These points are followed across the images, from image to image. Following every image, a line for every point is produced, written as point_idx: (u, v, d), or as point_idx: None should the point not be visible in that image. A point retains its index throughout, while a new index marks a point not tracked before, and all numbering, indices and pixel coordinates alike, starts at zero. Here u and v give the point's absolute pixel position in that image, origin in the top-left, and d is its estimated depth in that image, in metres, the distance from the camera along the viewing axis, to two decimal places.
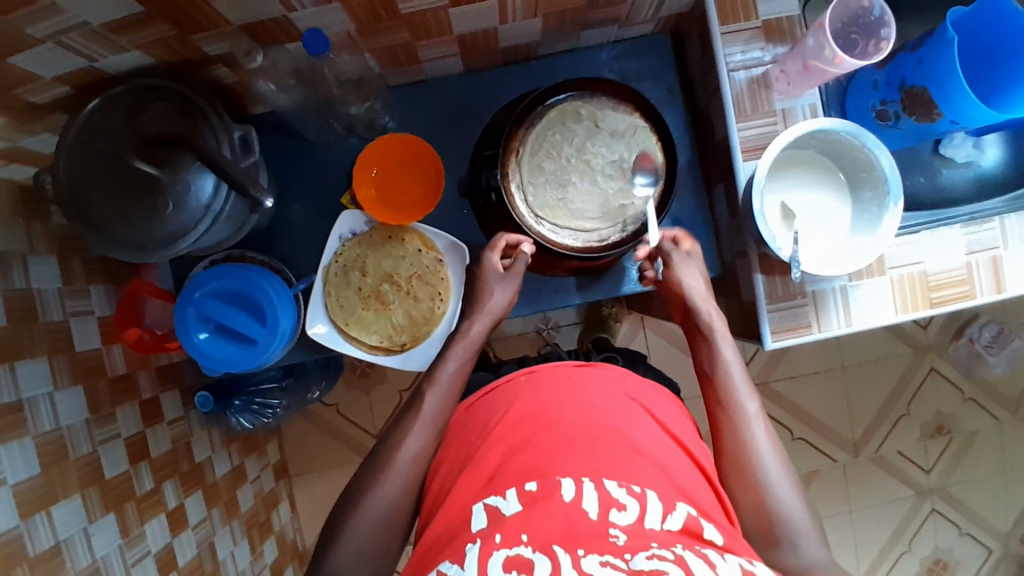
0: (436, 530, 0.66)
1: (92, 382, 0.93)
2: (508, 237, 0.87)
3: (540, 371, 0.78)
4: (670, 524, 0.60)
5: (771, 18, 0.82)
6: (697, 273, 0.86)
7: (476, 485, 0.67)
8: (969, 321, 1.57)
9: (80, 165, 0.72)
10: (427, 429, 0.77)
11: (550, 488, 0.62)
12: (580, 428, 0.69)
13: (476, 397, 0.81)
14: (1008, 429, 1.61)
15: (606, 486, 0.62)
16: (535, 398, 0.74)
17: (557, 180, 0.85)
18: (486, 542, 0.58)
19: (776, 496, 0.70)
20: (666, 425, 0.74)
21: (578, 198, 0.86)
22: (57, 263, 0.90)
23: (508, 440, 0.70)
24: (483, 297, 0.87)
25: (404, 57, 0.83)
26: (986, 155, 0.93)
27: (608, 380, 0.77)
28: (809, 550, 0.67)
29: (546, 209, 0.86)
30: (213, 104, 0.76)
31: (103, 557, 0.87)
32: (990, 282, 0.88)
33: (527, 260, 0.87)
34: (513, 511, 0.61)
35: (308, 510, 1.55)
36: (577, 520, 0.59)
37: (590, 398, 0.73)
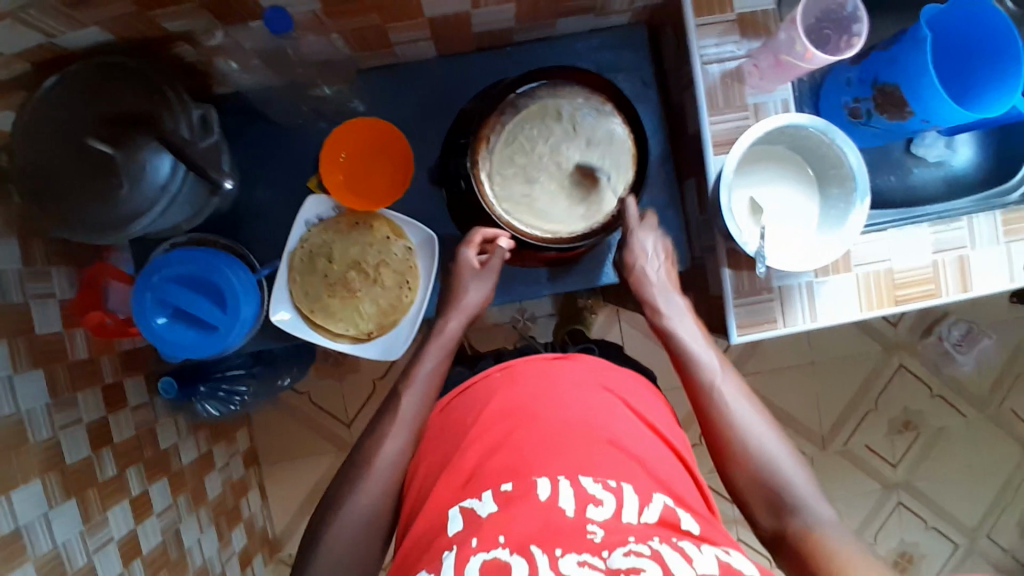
0: (415, 535, 0.64)
1: (53, 366, 0.90)
2: (484, 231, 0.86)
3: (515, 366, 0.76)
4: (647, 516, 0.60)
5: (746, 12, 0.82)
6: (654, 251, 0.87)
7: (453, 486, 0.65)
8: (939, 320, 1.59)
9: (34, 144, 0.70)
10: (404, 431, 0.75)
11: (526, 488, 0.61)
12: (556, 423, 0.67)
13: (451, 395, 0.79)
14: (974, 427, 1.64)
15: (582, 483, 0.61)
16: (509, 394, 0.72)
17: (525, 176, 0.84)
18: (463, 548, 0.57)
19: (767, 462, 0.71)
20: (642, 413, 0.73)
21: (545, 200, 0.84)
22: (18, 244, 0.86)
23: (485, 439, 0.68)
24: (458, 294, 0.86)
25: (373, 40, 0.82)
26: (957, 155, 0.94)
27: (582, 371, 0.75)
28: (812, 507, 0.68)
29: (511, 203, 0.84)
30: (172, 85, 0.74)
31: (64, 543, 0.85)
32: (956, 280, 0.89)
33: (504, 255, 0.85)
34: (490, 513, 0.60)
35: (279, 499, 1.53)
36: (555, 519, 0.58)
37: (564, 392, 0.71)
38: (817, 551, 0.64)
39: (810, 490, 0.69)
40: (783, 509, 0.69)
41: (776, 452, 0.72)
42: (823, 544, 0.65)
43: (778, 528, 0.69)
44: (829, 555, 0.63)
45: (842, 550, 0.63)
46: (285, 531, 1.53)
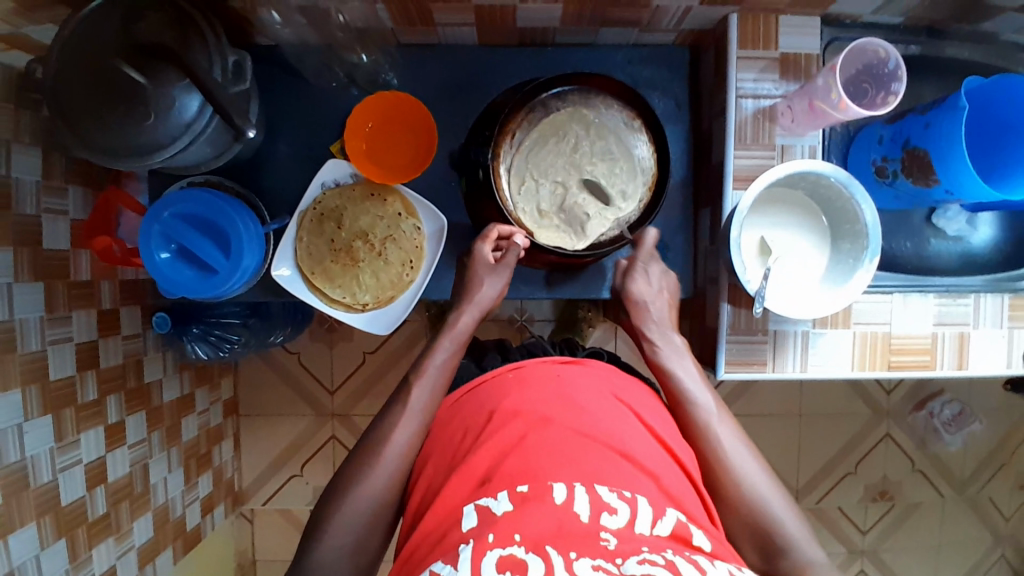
0: (425, 528, 0.63)
1: (53, 282, 0.92)
2: (501, 228, 0.85)
3: (526, 368, 0.76)
4: (660, 529, 0.58)
5: (790, 52, 0.82)
6: (656, 282, 0.89)
7: (467, 485, 0.63)
8: (933, 395, 1.58)
9: (67, 62, 0.72)
10: (413, 423, 0.74)
11: (541, 490, 0.59)
12: (571, 430, 0.66)
13: (461, 393, 0.77)
14: (950, 507, 1.62)
15: (597, 490, 0.59)
16: (523, 396, 0.70)
17: (554, 154, 0.85)
18: (479, 542, 0.56)
19: (756, 495, 0.71)
20: (654, 429, 0.71)
21: (546, 175, 0.85)
22: (40, 156, 0.89)
23: (499, 441, 0.66)
24: (472, 288, 0.85)
25: (418, 17, 0.82)
26: (977, 233, 0.93)
27: (597, 382, 0.74)
28: (804, 549, 0.68)
29: (523, 162, 0.85)
30: (211, 24, 0.74)
31: (33, 457, 0.87)
32: (953, 357, 0.88)
33: (519, 253, 0.85)
34: (504, 511, 0.58)
35: (251, 453, 1.54)
36: (570, 523, 0.57)
37: (581, 400, 0.70)
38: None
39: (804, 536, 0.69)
40: (776, 552, 0.69)
41: (769, 497, 0.71)
42: None
43: (770, 568, 0.70)
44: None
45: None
46: (251, 486, 1.54)
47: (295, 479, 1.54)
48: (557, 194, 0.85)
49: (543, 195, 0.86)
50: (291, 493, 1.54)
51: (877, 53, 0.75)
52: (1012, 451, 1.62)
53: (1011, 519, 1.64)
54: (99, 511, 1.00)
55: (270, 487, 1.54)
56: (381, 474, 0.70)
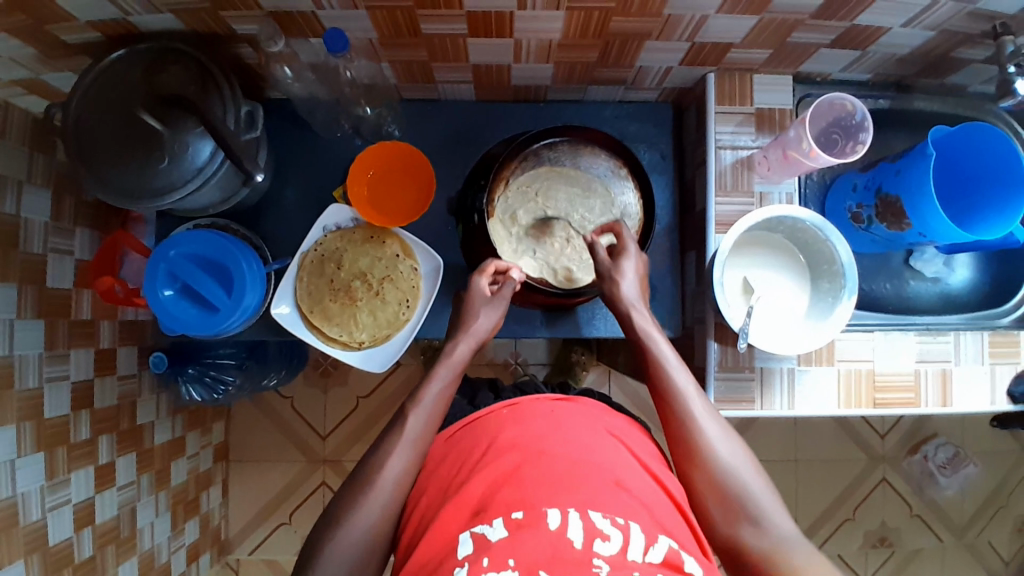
0: (422, 557, 0.64)
1: (55, 320, 0.94)
2: (497, 263, 0.88)
3: (521, 405, 0.77)
4: (652, 556, 0.59)
5: (764, 108, 0.88)
6: (632, 271, 0.86)
7: (462, 514, 0.64)
8: (926, 438, 1.59)
9: (89, 109, 0.77)
10: (408, 448, 0.74)
11: (536, 517, 0.60)
12: (565, 461, 0.67)
13: (457, 428, 0.79)
14: (951, 554, 1.61)
15: (591, 516, 0.60)
16: (521, 428, 0.72)
17: (565, 197, 0.92)
18: (474, 565, 0.58)
19: (728, 468, 0.71)
20: (644, 460, 0.73)
21: (550, 208, 0.91)
22: (50, 198, 0.93)
23: (495, 471, 0.67)
24: (467, 319, 0.86)
25: (419, 74, 0.88)
26: (954, 274, 0.97)
27: (587, 415, 0.76)
28: (774, 519, 0.68)
29: (540, 188, 0.91)
30: (228, 78, 0.79)
31: (23, 493, 0.87)
32: (936, 394, 0.91)
33: (515, 287, 0.87)
34: (499, 538, 0.59)
35: (239, 499, 1.52)
36: (563, 549, 0.58)
37: (575, 433, 0.71)
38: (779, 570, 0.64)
39: (777, 507, 0.69)
40: (748, 520, 0.68)
41: (741, 466, 0.71)
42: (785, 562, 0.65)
43: (742, 544, 0.68)
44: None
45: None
46: (239, 534, 1.51)
47: (283, 527, 1.51)
48: (540, 219, 0.91)
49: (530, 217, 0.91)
50: (280, 541, 1.51)
51: (845, 107, 0.81)
52: (1008, 495, 1.61)
53: (1011, 564, 1.62)
54: (85, 553, 0.98)
55: (258, 535, 1.51)
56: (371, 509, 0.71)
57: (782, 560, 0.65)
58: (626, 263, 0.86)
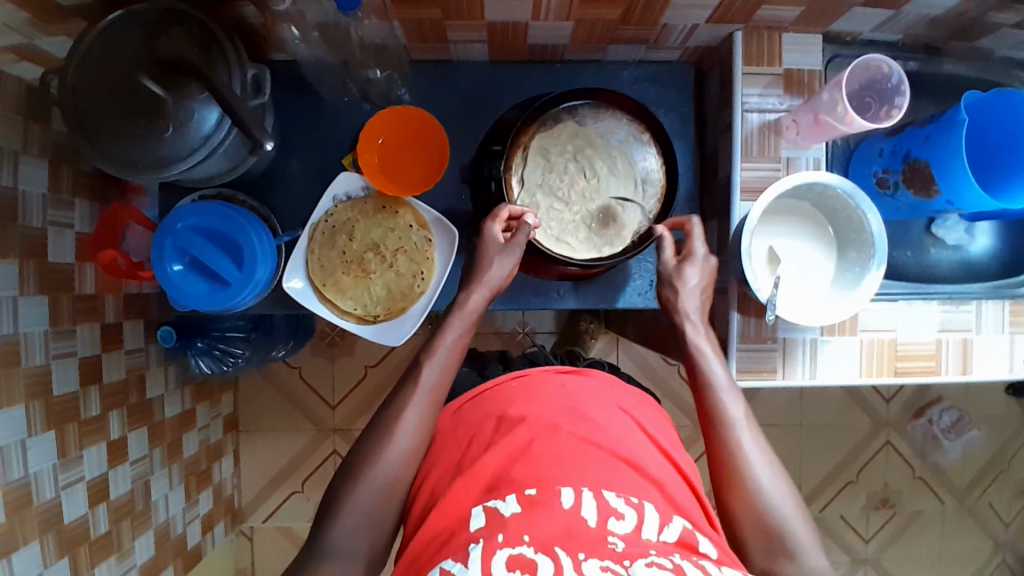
0: (433, 529, 0.64)
1: (58, 295, 0.91)
2: (511, 208, 0.84)
3: (530, 376, 0.76)
4: (667, 535, 0.60)
5: (793, 69, 0.84)
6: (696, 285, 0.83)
7: (475, 490, 0.65)
8: (931, 403, 1.60)
9: (87, 72, 0.72)
10: (422, 399, 0.75)
11: (550, 495, 0.61)
12: (576, 438, 0.67)
13: (465, 399, 0.78)
14: (951, 515, 1.64)
15: (605, 496, 0.61)
16: (532, 401, 0.71)
17: (591, 148, 0.87)
18: (488, 542, 0.57)
19: (770, 502, 0.70)
20: (652, 436, 0.73)
21: (573, 155, 0.87)
22: (47, 169, 0.89)
23: (506, 446, 0.67)
24: (481, 268, 0.83)
25: (432, 34, 0.84)
26: (976, 242, 0.95)
27: (600, 390, 0.76)
28: (812, 560, 0.67)
29: (568, 134, 0.87)
30: (232, 42, 0.75)
31: (35, 473, 0.86)
32: (956, 362, 0.90)
33: (530, 233, 0.82)
34: (513, 513, 0.59)
35: (250, 468, 1.53)
36: (578, 526, 0.58)
37: (589, 410, 0.71)
38: None
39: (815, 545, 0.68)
40: (782, 553, 0.68)
41: (784, 501, 0.70)
42: None
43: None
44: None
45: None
46: (252, 503, 1.52)
47: (296, 495, 1.53)
48: (563, 165, 0.87)
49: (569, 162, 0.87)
50: (292, 510, 1.52)
51: (881, 69, 0.77)
52: (1009, 459, 1.63)
53: (1010, 525, 1.66)
54: (100, 528, 0.99)
55: (270, 503, 1.53)
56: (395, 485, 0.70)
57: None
58: (691, 268, 0.83)
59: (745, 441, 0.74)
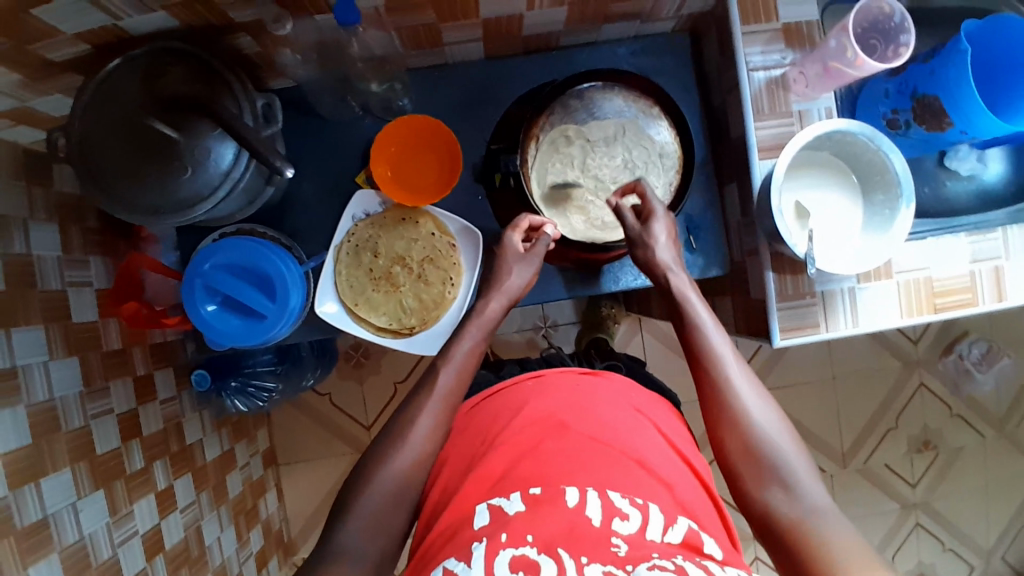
0: (441, 526, 0.65)
1: (87, 354, 0.91)
2: (531, 217, 0.86)
3: (546, 377, 0.78)
4: (671, 537, 0.61)
5: (791, 22, 0.84)
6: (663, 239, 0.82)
7: (483, 487, 0.67)
8: (959, 337, 1.60)
9: (94, 124, 0.72)
10: (436, 406, 0.74)
11: (554, 493, 0.63)
12: (585, 438, 0.69)
13: (479, 399, 0.80)
14: (993, 446, 1.64)
15: (610, 496, 0.62)
16: (543, 401, 0.74)
17: (608, 135, 0.88)
18: (492, 541, 0.59)
19: (762, 434, 0.71)
20: (662, 432, 0.75)
21: (590, 144, 0.88)
22: (58, 231, 0.89)
23: (516, 446, 0.69)
24: (500, 276, 0.84)
25: (428, 38, 0.83)
26: (989, 169, 0.94)
27: (615, 393, 0.77)
28: (809, 489, 0.67)
29: (582, 125, 0.88)
30: (235, 73, 0.76)
31: (90, 534, 0.85)
32: (992, 290, 0.90)
33: (549, 243, 0.85)
34: (517, 512, 0.62)
35: (295, 500, 1.52)
36: (582, 527, 0.60)
37: (603, 411, 0.73)
38: (809, 537, 0.63)
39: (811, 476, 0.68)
40: (778, 483, 0.68)
41: (779, 436, 0.71)
42: (815, 529, 0.63)
43: (768, 509, 0.67)
44: (824, 554, 0.61)
45: (839, 548, 0.61)
46: (301, 534, 1.52)
47: None
48: (580, 154, 0.88)
49: (589, 140, 0.88)
50: None
51: (882, 9, 0.77)
52: None
53: None
54: None
55: (319, 532, 1.52)
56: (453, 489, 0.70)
57: (812, 532, 0.63)
58: (657, 225, 0.82)
59: (738, 381, 0.74)
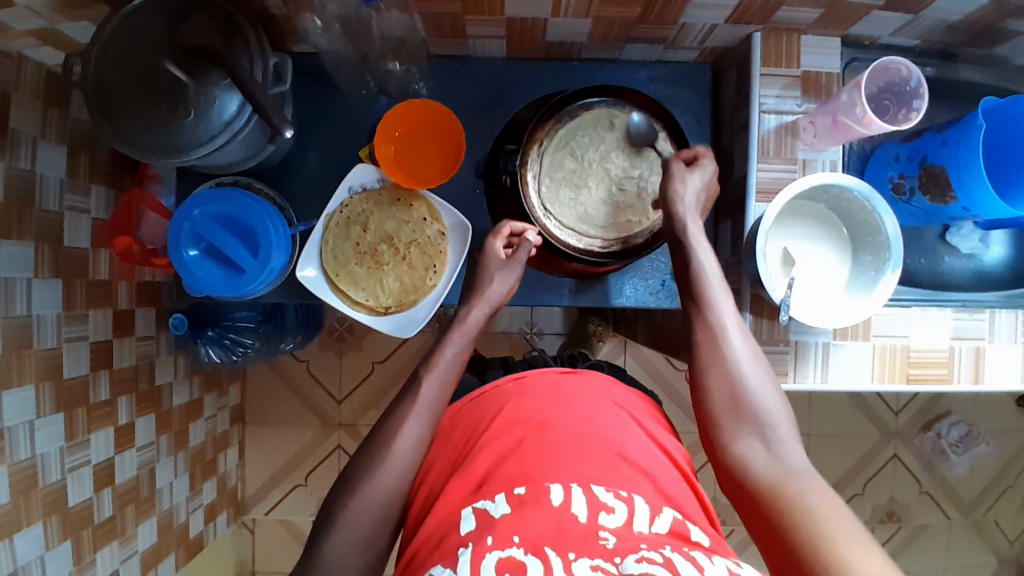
0: (425, 533, 0.64)
1: (72, 280, 0.92)
2: (512, 225, 0.86)
3: (528, 378, 0.77)
4: (659, 526, 0.59)
5: (812, 70, 0.85)
6: (693, 184, 0.82)
7: (467, 487, 0.65)
8: (940, 416, 1.58)
9: (111, 57, 0.74)
10: (425, 415, 0.75)
11: (539, 492, 0.60)
12: (567, 433, 0.67)
13: (465, 401, 0.79)
14: (957, 530, 1.62)
15: (594, 491, 0.60)
16: (522, 402, 0.72)
17: (615, 142, 0.88)
18: (478, 545, 0.56)
19: (747, 386, 0.71)
20: (652, 435, 0.72)
21: (595, 151, 0.87)
22: (66, 155, 0.90)
23: (498, 444, 0.67)
24: (482, 284, 0.85)
25: (451, 29, 0.84)
26: (990, 251, 0.94)
27: (595, 390, 0.75)
28: (785, 446, 0.68)
29: (591, 130, 0.87)
30: (255, 31, 0.77)
31: (42, 454, 0.86)
32: (969, 370, 0.89)
33: (531, 250, 0.85)
34: (502, 513, 0.59)
35: (255, 461, 1.53)
36: (568, 525, 0.57)
37: (579, 405, 0.71)
38: (782, 493, 0.64)
39: (789, 431, 0.69)
40: (755, 433, 0.69)
41: (765, 390, 0.71)
42: (790, 488, 0.64)
43: (742, 456, 0.68)
44: (800, 507, 0.62)
45: (815, 503, 0.62)
46: (255, 495, 1.52)
47: (299, 488, 1.52)
48: (584, 161, 0.87)
49: (594, 147, 0.87)
50: (294, 504, 1.52)
51: (900, 72, 0.77)
52: (1018, 474, 1.62)
53: (1017, 544, 1.64)
54: (104, 514, 0.99)
55: (273, 497, 1.53)
56: (394, 470, 0.70)
57: (787, 488, 0.64)
58: (695, 174, 0.82)
59: (731, 331, 0.74)
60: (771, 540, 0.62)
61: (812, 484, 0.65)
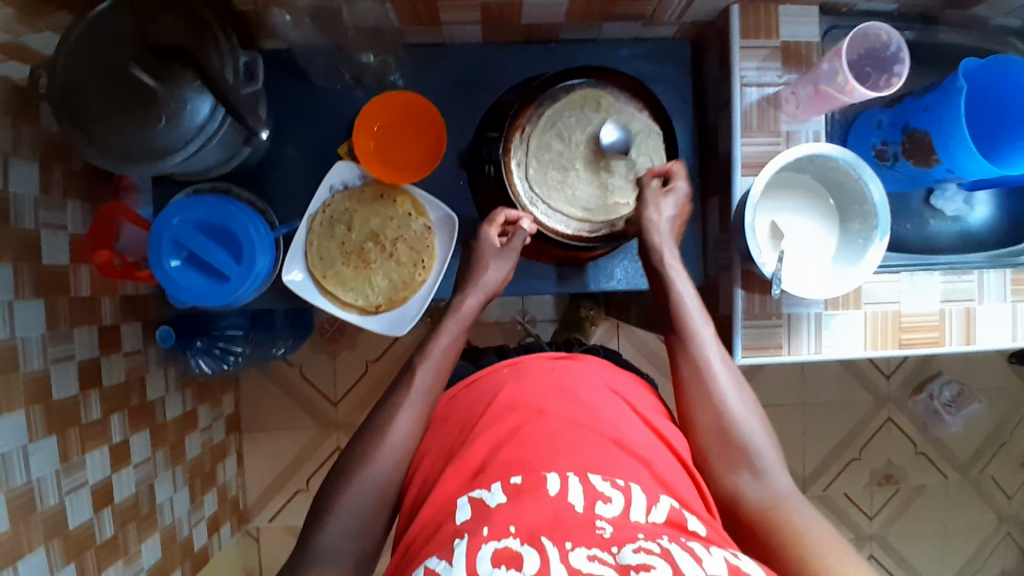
0: (423, 520, 0.63)
1: (53, 298, 0.90)
2: (507, 212, 0.85)
3: (523, 363, 0.77)
4: (655, 516, 0.59)
5: (791, 41, 0.84)
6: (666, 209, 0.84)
7: (461, 477, 0.64)
8: (931, 378, 1.60)
9: (77, 63, 0.71)
10: (418, 403, 0.74)
11: (536, 481, 0.60)
12: (562, 421, 0.67)
13: (459, 389, 0.78)
14: (954, 489, 1.64)
15: (591, 480, 0.60)
16: (518, 387, 0.72)
17: (601, 124, 0.87)
18: (474, 535, 0.55)
19: (731, 414, 0.73)
20: (647, 419, 0.72)
21: (581, 133, 0.86)
22: (39, 170, 0.87)
23: (494, 433, 0.67)
24: (478, 270, 0.84)
25: (426, 15, 0.83)
26: (974, 212, 0.94)
27: (589, 373, 0.75)
28: (773, 473, 0.69)
29: (576, 113, 0.86)
30: (223, 27, 0.74)
31: (38, 479, 0.84)
32: (961, 332, 0.90)
33: (526, 238, 0.84)
34: (498, 503, 0.58)
35: (255, 468, 1.52)
36: (565, 513, 0.56)
37: (575, 390, 0.71)
38: (777, 522, 0.65)
39: (775, 458, 0.70)
40: (743, 461, 0.70)
41: (749, 419, 0.73)
42: (783, 517, 0.65)
43: (734, 486, 0.69)
44: (791, 532, 0.63)
45: (806, 528, 0.64)
46: (256, 503, 1.51)
47: (301, 492, 1.52)
48: (570, 143, 0.86)
49: (580, 129, 0.86)
50: (297, 508, 1.51)
51: (880, 38, 0.77)
52: (1010, 429, 1.64)
53: (1013, 498, 1.67)
54: (106, 533, 0.97)
55: (276, 503, 1.52)
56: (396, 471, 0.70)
57: (781, 515, 0.66)
58: (669, 200, 0.84)
59: (713, 360, 0.76)
60: (773, 568, 0.63)
61: (803, 510, 0.66)
